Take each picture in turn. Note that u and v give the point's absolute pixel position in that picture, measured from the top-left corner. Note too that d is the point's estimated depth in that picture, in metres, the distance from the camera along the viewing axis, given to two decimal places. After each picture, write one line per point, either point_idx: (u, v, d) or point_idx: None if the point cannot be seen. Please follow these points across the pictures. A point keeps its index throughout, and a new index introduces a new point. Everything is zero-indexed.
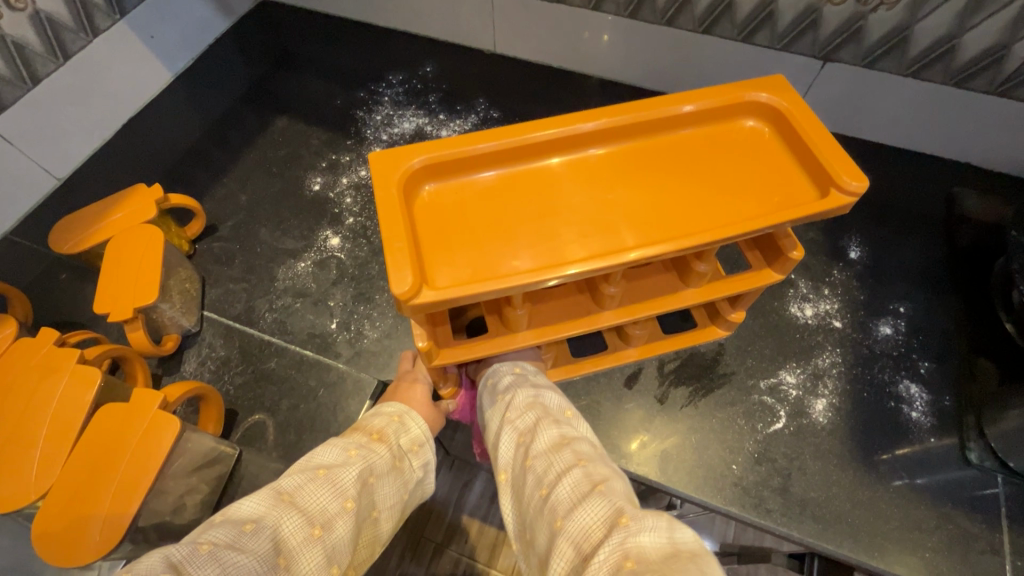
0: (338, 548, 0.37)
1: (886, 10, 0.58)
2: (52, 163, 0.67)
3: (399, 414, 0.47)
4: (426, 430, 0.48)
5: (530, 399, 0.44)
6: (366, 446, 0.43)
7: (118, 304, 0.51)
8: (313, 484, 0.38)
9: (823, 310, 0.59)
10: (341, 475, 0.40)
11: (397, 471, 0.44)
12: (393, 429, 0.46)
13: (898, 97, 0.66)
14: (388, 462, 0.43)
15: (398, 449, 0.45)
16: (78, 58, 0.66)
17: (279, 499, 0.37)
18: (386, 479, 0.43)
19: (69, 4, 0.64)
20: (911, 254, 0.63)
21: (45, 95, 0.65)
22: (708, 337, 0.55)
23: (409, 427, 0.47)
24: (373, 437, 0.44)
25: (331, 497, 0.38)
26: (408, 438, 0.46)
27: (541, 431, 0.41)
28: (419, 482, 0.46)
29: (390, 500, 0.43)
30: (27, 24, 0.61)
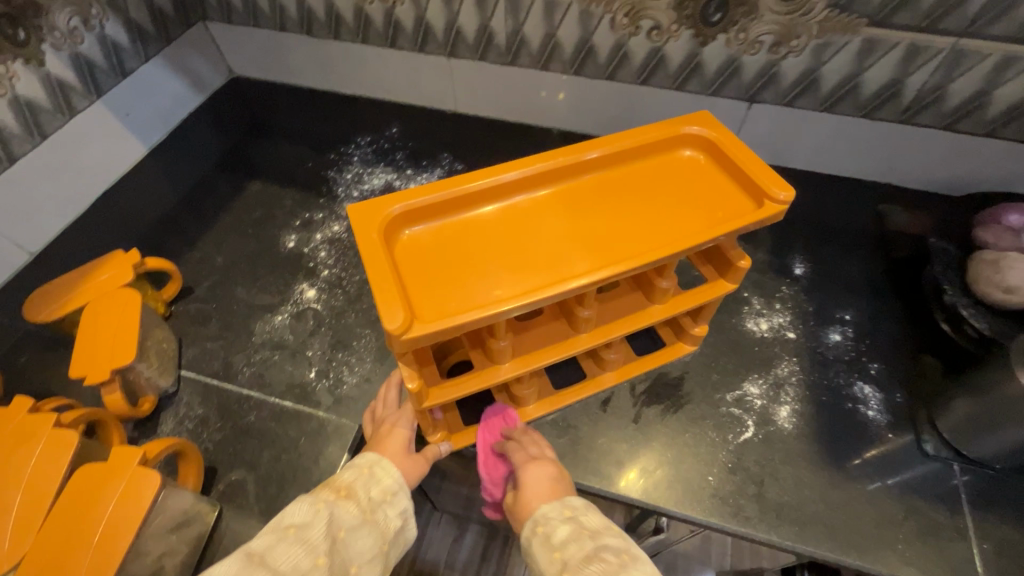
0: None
1: (794, 57, 0.67)
2: (25, 239, 0.68)
3: (369, 464, 0.47)
4: (399, 478, 0.48)
5: (575, 530, 0.43)
6: (334, 501, 0.43)
7: (94, 365, 0.51)
8: (283, 544, 0.39)
9: (777, 323, 0.63)
10: (312, 534, 0.40)
11: (371, 523, 0.44)
12: (363, 480, 0.46)
13: (818, 130, 0.74)
14: (360, 514, 0.43)
15: (371, 499, 0.45)
16: (53, 136, 0.70)
17: (250, 561, 0.37)
18: (362, 530, 0.43)
19: (47, 88, 0.68)
20: (850, 267, 0.69)
21: (21, 173, 0.67)
22: (676, 354, 0.59)
23: (377, 477, 0.47)
24: (344, 490, 0.44)
25: (303, 555, 0.39)
26: (378, 488, 0.46)
27: (576, 547, 0.41)
28: (400, 530, 0.46)
29: (368, 553, 0.43)
30: (6, 108, 0.64)
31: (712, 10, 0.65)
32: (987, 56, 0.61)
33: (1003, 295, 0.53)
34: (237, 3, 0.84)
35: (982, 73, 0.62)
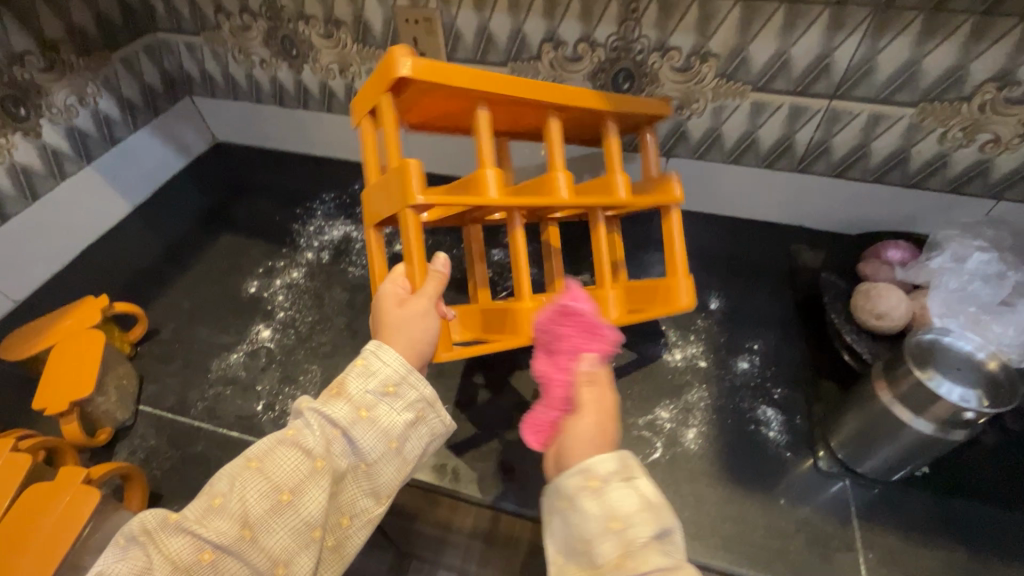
0: (313, 504, 0.43)
1: (697, 118, 0.76)
2: (11, 288, 0.75)
3: (365, 357, 0.47)
4: (395, 366, 0.46)
5: (637, 506, 0.40)
6: (329, 403, 0.46)
7: (56, 398, 0.56)
8: (278, 450, 0.44)
9: (690, 353, 0.69)
10: (305, 439, 0.44)
11: (371, 421, 0.45)
12: (358, 374, 0.46)
13: (730, 179, 0.82)
14: (352, 414, 0.45)
15: (368, 396, 0.46)
16: (45, 197, 0.79)
17: (250, 464, 0.44)
18: (359, 428, 0.45)
19: (42, 156, 0.77)
20: (762, 302, 0.75)
21: (14, 230, 0.76)
22: (676, 307, 0.62)
23: (375, 368, 0.47)
24: (339, 387, 0.46)
25: (297, 460, 0.43)
26: (373, 384, 0.46)
27: (629, 530, 0.39)
28: (415, 420, 0.47)
29: (373, 447, 0.45)
30: (4, 173, 0.73)
31: (621, 80, 0.75)
32: (857, 115, 0.70)
33: (875, 321, 0.59)
34: (220, 79, 0.95)
35: (857, 128, 0.71)
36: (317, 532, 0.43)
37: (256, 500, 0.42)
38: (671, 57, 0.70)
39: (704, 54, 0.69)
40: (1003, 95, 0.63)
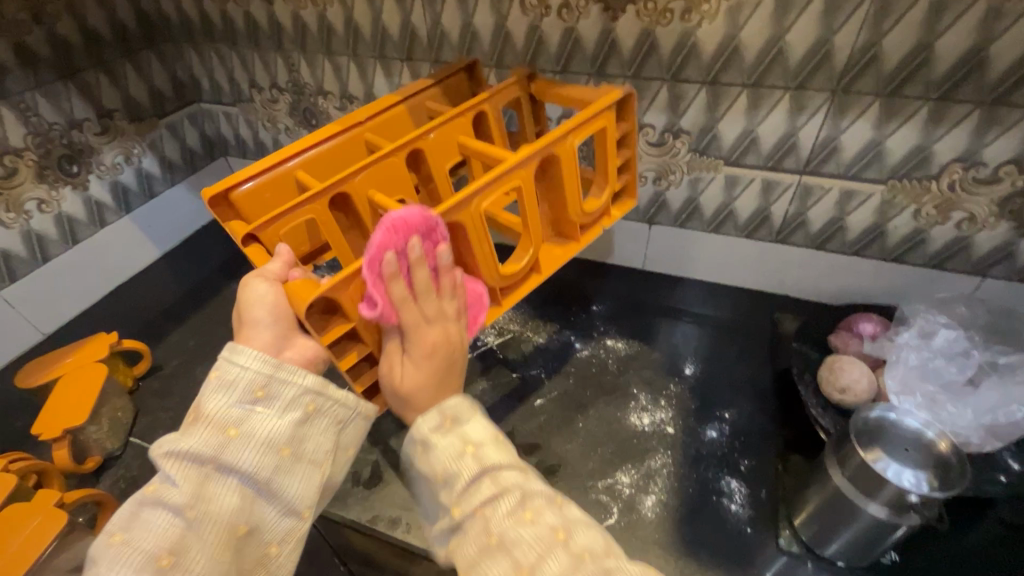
0: (203, 555, 0.39)
1: (675, 189, 0.79)
2: (40, 321, 0.85)
3: (219, 369, 0.43)
4: (263, 368, 0.43)
5: (459, 446, 0.42)
6: (186, 434, 0.41)
7: (52, 424, 0.62)
8: (143, 515, 0.39)
9: (658, 418, 0.68)
10: (171, 487, 0.40)
11: (243, 441, 0.42)
12: (217, 390, 0.43)
13: (711, 247, 0.83)
14: (221, 437, 0.41)
15: (236, 410, 0.42)
16: (85, 242, 0.89)
17: (111, 541, 0.38)
18: (233, 448, 0.41)
19: (86, 207, 0.88)
20: (738, 370, 0.75)
21: (51, 269, 0.85)
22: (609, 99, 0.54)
23: (233, 377, 0.43)
24: (199, 412, 0.42)
25: (165, 520, 0.39)
26: (238, 401, 0.43)
27: (455, 476, 0.42)
28: (305, 417, 0.44)
29: (261, 465, 0.42)
30: (51, 221, 0.83)
31: None
32: (828, 190, 0.72)
33: (840, 394, 0.60)
34: (251, 144, 1.05)
35: (831, 203, 0.73)
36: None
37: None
38: (646, 133, 0.75)
39: (676, 130, 0.73)
40: (970, 175, 0.64)
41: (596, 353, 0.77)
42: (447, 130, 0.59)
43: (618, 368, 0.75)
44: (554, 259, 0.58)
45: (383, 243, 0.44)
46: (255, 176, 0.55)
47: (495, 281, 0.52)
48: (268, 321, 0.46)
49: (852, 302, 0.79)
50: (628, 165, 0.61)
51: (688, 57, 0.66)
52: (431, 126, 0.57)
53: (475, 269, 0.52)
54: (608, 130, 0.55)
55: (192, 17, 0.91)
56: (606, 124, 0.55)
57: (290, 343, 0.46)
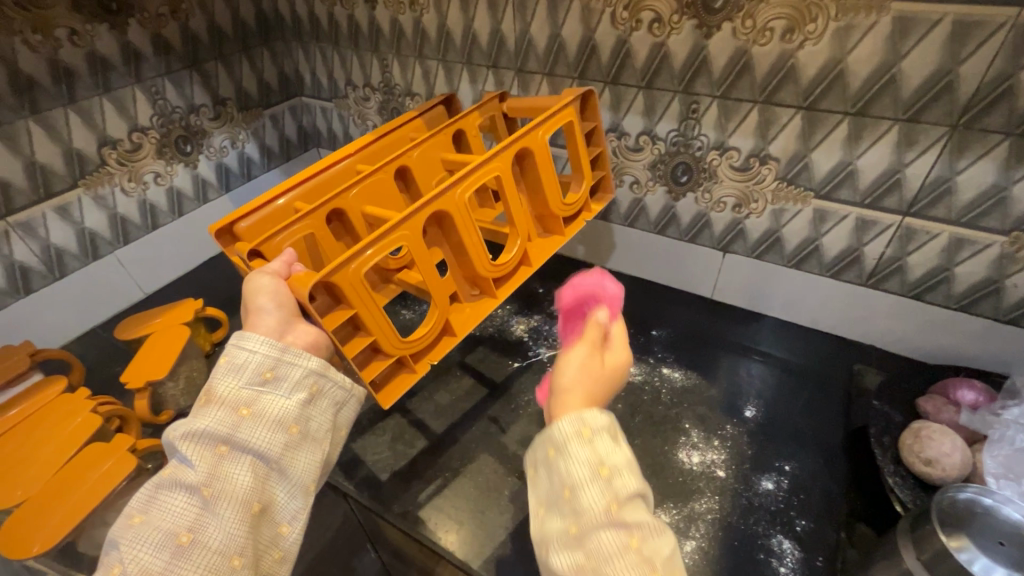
0: (219, 529, 0.41)
1: (755, 218, 0.74)
2: (142, 281, 0.95)
3: (227, 355, 0.46)
4: (270, 353, 0.46)
5: (594, 468, 0.37)
6: (198, 418, 0.44)
7: (137, 376, 0.68)
8: (162, 498, 0.42)
9: (709, 459, 0.64)
10: (188, 466, 0.43)
11: (253, 422, 0.44)
12: (226, 375, 0.45)
13: (790, 283, 0.77)
14: (234, 416, 0.44)
15: (245, 392, 0.45)
16: (189, 215, 0.98)
17: (133, 522, 0.41)
18: (246, 427, 0.44)
19: (194, 183, 0.97)
20: (806, 420, 0.69)
21: (159, 237, 0.95)
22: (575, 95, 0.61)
23: (240, 364, 0.46)
24: (211, 394, 0.45)
25: (184, 500, 0.42)
26: (248, 386, 0.45)
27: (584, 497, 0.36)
28: (311, 396, 0.47)
29: (270, 444, 0.44)
30: (163, 193, 0.93)
31: (679, 172, 0.76)
32: (935, 235, 0.64)
33: (925, 467, 0.54)
34: (341, 137, 1.12)
35: (936, 250, 0.65)
36: (243, 551, 0.42)
37: (151, 554, 0.40)
38: (730, 156, 0.71)
39: (764, 155, 0.69)
40: None
41: (650, 380, 0.74)
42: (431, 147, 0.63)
43: (672, 401, 0.71)
44: (543, 251, 0.62)
45: (377, 237, 0.47)
46: (253, 212, 0.56)
47: (489, 270, 0.55)
48: (270, 309, 0.47)
49: (947, 362, 0.70)
50: (601, 160, 0.66)
51: (786, 79, 0.62)
52: (417, 142, 0.61)
53: (469, 263, 0.55)
54: (573, 124, 0.61)
55: (303, 18, 0.98)
56: (572, 119, 0.60)
57: (292, 328, 0.48)
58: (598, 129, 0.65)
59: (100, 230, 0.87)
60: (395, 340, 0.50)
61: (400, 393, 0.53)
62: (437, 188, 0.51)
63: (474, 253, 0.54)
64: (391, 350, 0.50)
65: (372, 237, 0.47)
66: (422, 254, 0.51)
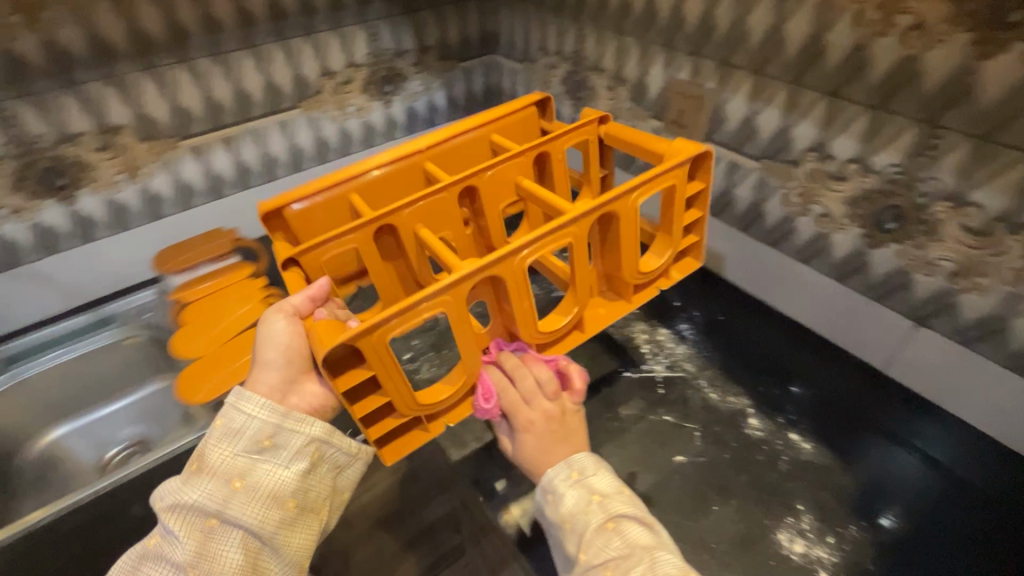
0: None
1: (976, 296, 0.58)
2: None
3: (223, 420, 0.51)
4: (268, 421, 0.51)
5: (585, 491, 0.49)
6: (187, 488, 0.48)
7: None
8: (149, 572, 0.46)
9: (815, 554, 0.56)
10: (175, 541, 0.46)
11: (245, 495, 0.48)
12: (220, 442, 0.50)
13: (1000, 388, 0.61)
14: (227, 487, 0.48)
15: (240, 462, 0.49)
16: (376, 148, 1.08)
17: None
18: (238, 499, 0.48)
19: (385, 121, 1.07)
20: (964, 562, 0.55)
21: (349, 162, 1.06)
22: (683, 158, 0.57)
23: (239, 430, 0.51)
24: (206, 460, 0.49)
25: (170, 575, 0.45)
26: (241, 459, 0.50)
27: (567, 498, 0.49)
28: (307, 465, 0.52)
29: (261, 518, 0.48)
30: (359, 125, 1.04)
31: (888, 217, 0.63)
32: None
33: None
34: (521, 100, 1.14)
35: None
36: None
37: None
38: (965, 212, 0.56)
39: (1017, 223, 0.53)
40: None
41: (771, 440, 0.66)
42: (504, 172, 0.64)
43: (789, 472, 0.63)
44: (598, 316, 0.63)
45: (409, 304, 0.46)
46: (306, 198, 0.63)
47: (532, 335, 0.56)
48: (276, 363, 0.55)
49: None
50: (700, 225, 0.65)
51: None
52: (490, 165, 0.63)
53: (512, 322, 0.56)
54: (676, 186, 0.58)
55: None
56: (676, 181, 0.58)
57: (295, 389, 0.56)
58: (706, 189, 0.62)
59: (306, 148, 0.99)
60: (411, 402, 0.51)
61: (406, 450, 0.55)
62: (491, 256, 0.49)
63: (522, 321, 0.55)
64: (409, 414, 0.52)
65: (402, 303, 0.46)
66: (465, 329, 0.51)
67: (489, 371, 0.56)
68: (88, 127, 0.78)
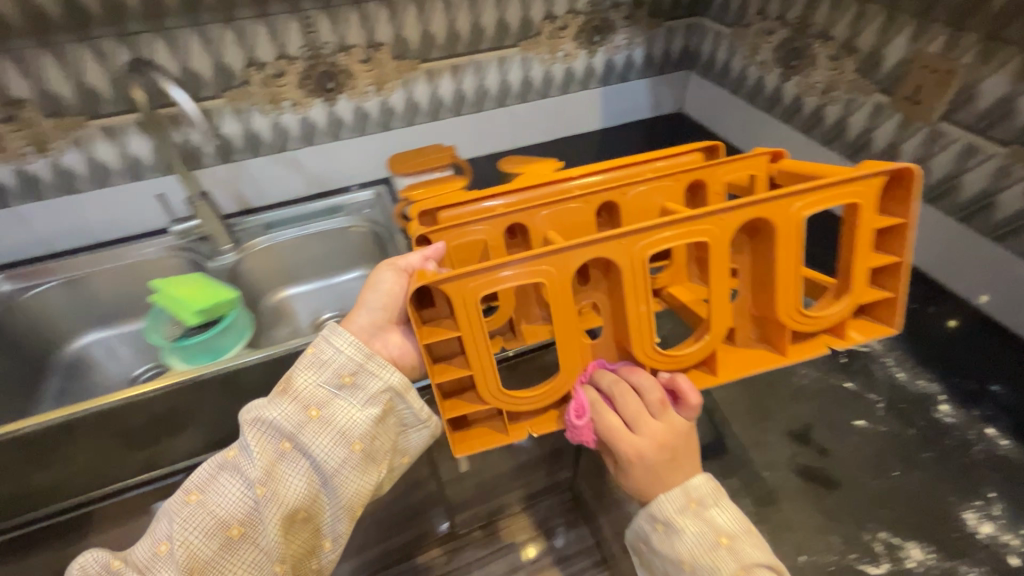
0: (264, 529, 0.48)
1: None
2: (520, 138, 1.16)
3: (314, 348, 0.54)
4: (350, 360, 0.53)
5: (709, 533, 0.47)
6: (272, 405, 0.51)
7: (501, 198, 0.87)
8: (219, 482, 0.50)
9: (1003, 539, 0.54)
10: (248, 458, 0.49)
11: (319, 427, 0.51)
12: (307, 370, 0.53)
13: None
14: (303, 415, 0.51)
15: (321, 394, 0.52)
16: (572, 95, 1.16)
17: (190, 497, 0.49)
18: (310, 428, 0.50)
19: (585, 70, 1.13)
20: None
21: (546, 105, 1.14)
22: (868, 178, 0.48)
23: (325, 362, 0.53)
24: (292, 384, 0.52)
25: (238, 488, 0.49)
26: (318, 392, 0.52)
27: (687, 536, 0.47)
28: (379, 412, 0.53)
29: (329, 454, 0.50)
30: (563, 71, 1.11)
31: None
32: None
33: None
34: (719, 66, 1.14)
35: None
36: (279, 551, 0.48)
37: (205, 538, 0.47)
38: None
39: None
40: None
41: (965, 430, 0.64)
42: (657, 192, 0.57)
43: (985, 462, 0.61)
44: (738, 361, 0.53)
45: (518, 262, 0.44)
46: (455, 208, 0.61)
47: (644, 348, 0.50)
48: (376, 309, 0.59)
49: None
50: (892, 274, 0.52)
51: None
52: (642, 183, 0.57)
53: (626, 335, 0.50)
54: (860, 207, 0.48)
55: None
56: (860, 200, 0.48)
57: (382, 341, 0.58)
58: (900, 226, 0.50)
59: (514, 85, 1.08)
60: (488, 383, 0.48)
61: (473, 445, 0.51)
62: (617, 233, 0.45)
63: (638, 329, 0.49)
64: (486, 398, 0.49)
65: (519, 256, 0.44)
66: (566, 307, 0.47)
67: (586, 389, 0.51)
68: (361, 42, 0.92)
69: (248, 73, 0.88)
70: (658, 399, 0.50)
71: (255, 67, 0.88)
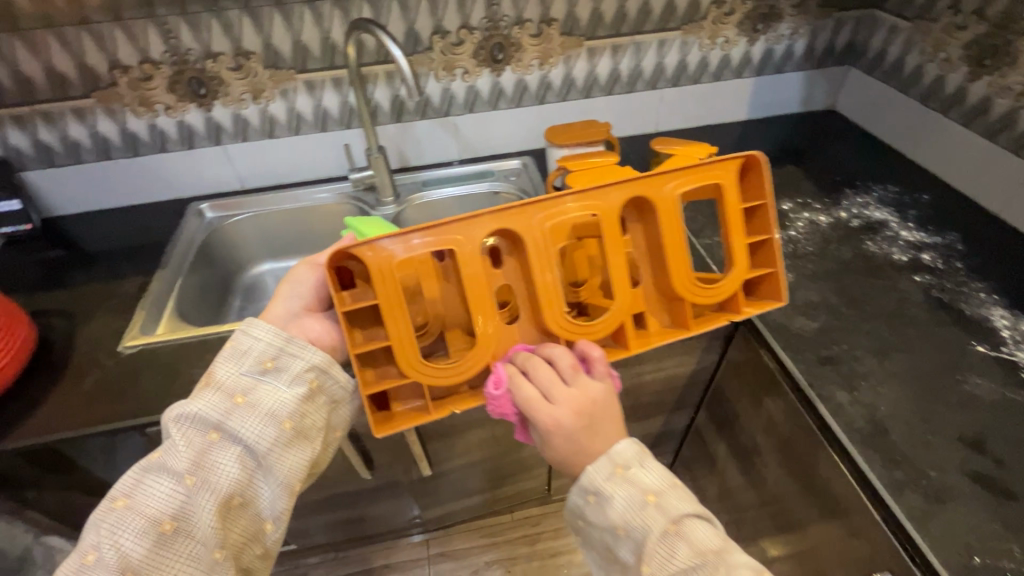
0: (200, 516, 0.48)
1: None
2: (664, 122, 1.16)
3: (234, 342, 0.55)
4: (271, 347, 0.55)
5: (635, 492, 0.50)
6: (199, 397, 0.52)
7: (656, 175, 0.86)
8: (144, 484, 0.49)
9: None
10: (175, 452, 0.50)
11: (246, 412, 0.52)
12: (228, 361, 0.54)
13: None
14: (228, 403, 0.52)
15: (246, 380, 0.53)
16: (724, 83, 1.14)
17: (117, 504, 0.48)
18: (237, 414, 0.52)
19: (742, 58, 1.12)
20: None
21: (696, 91, 1.14)
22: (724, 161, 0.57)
23: (246, 351, 0.55)
24: (213, 376, 0.53)
25: (167, 486, 0.48)
26: (246, 379, 0.53)
27: (616, 502, 0.50)
28: (306, 390, 0.55)
29: (259, 435, 0.52)
30: (719, 57, 1.10)
31: None
32: None
33: None
34: (890, 63, 1.08)
35: None
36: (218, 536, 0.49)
37: (136, 537, 0.47)
38: None
39: None
40: None
41: None
42: None
43: None
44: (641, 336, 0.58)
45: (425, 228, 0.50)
46: None
47: (559, 318, 0.54)
48: (298, 297, 0.60)
49: None
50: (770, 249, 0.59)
51: None
52: None
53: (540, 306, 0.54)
54: (724, 187, 0.57)
55: None
56: (721, 180, 0.57)
57: (305, 320, 0.59)
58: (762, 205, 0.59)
59: (669, 69, 1.09)
60: (410, 355, 0.51)
61: (400, 423, 0.53)
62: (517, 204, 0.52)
63: (546, 296, 0.53)
64: (409, 372, 0.52)
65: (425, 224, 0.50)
66: (477, 280, 0.52)
67: (505, 364, 0.53)
68: (535, 17, 0.97)
69: (433, 40, 0.96)
70: (570, 364, 0.52)
71: (439, 35, 0.96)
